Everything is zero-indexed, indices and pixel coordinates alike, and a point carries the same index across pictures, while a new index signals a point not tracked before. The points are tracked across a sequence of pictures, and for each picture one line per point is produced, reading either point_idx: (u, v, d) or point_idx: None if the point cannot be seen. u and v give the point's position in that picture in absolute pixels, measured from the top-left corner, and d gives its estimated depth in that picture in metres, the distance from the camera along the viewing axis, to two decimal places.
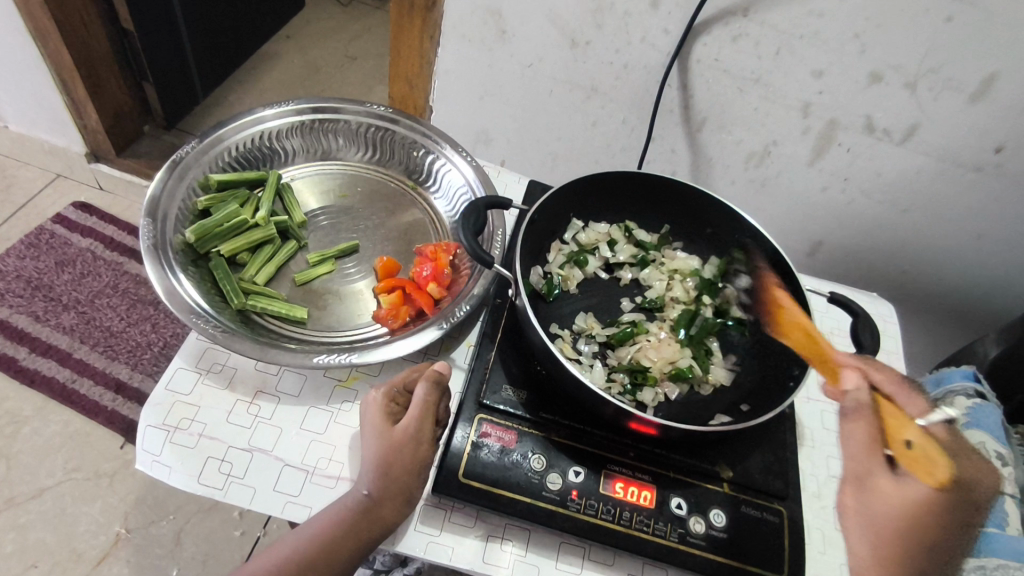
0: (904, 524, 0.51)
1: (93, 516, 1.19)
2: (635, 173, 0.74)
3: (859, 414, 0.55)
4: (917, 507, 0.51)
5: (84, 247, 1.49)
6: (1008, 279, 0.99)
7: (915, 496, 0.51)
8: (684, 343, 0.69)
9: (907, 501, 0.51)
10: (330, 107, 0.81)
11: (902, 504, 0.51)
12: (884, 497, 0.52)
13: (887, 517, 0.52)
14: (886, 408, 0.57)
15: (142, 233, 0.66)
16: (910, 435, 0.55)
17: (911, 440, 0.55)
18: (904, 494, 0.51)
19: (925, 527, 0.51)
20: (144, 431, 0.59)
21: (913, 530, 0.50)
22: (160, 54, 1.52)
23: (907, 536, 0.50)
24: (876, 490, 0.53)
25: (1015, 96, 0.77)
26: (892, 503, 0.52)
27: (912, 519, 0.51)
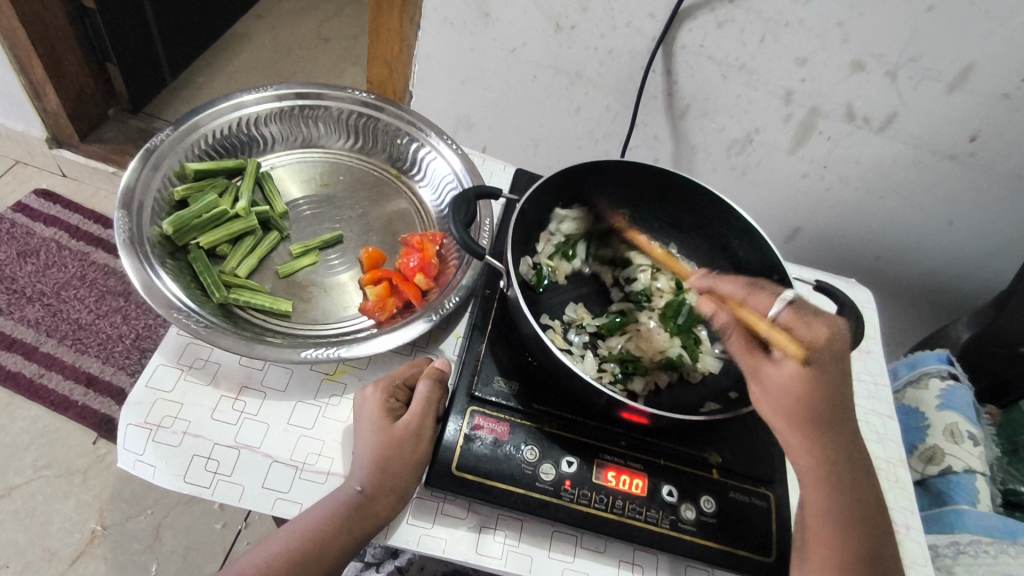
0: (804, 409, 0.56)
1: (66, 513, 1.16)
2: (625, 162, 0.74)
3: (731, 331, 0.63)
4: (800, 386, 0.56)
5: (48, 237, 1.44)
6: (978, 263, 1.02)
7: (794, 375, 0.57)
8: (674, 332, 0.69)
9: (793, 386, 0.56)
10: (313, 93, 0.79)
11: (789, 386, 0.56)
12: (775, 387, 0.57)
13: (784, 405, 0.56)
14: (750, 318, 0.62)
15: (117, 225, 0.64)
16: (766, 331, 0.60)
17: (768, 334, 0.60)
18: (788, 377, 0.57)
19: (817, 401, 0.56)
20: (125, 431, 0.58)
21: (812, 409, 0.56)
22: (123, 33, 1.45)
23: (809, 414, 0.56)
24: (767, 379, 0.58)
25: (990, 85, 0.79)
26: (783, 390, 0.56)
27: (800, 399, 0.56)
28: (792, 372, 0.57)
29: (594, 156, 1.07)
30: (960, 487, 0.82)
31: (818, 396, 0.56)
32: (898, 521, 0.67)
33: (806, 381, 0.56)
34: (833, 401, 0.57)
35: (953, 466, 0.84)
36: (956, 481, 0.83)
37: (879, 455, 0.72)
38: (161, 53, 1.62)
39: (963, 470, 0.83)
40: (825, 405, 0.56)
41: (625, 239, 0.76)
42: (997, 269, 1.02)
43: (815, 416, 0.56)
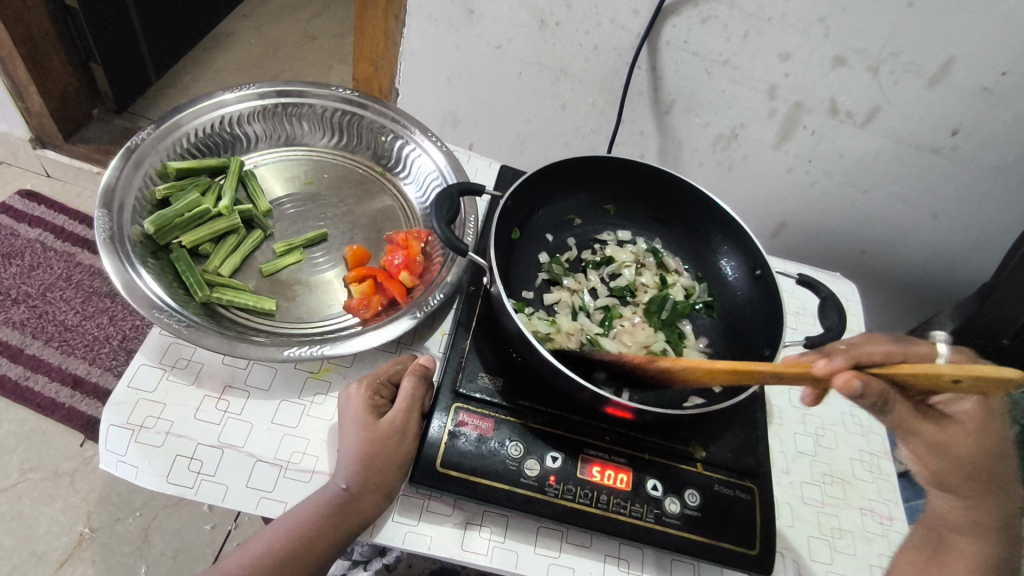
0: (982, 462, 0.56)
1: (53, 516, 1.16)
2: (605, 158, 0.74)
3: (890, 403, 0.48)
4: (987, 438, 0.56)
5: (33, 238, 1.43)
6: (961, 256, 1.03)
7: (977, 431, 0.56)
8: (658, 327, 0.70)
9: (972, 443, 0.55)
10: (294, 91, 0.78)
11: (973, 445, 0.55)
12: (962, 446, 0.55)
13: (968, 466, 0.56)
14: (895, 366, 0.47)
15: (97, 225, 0.63)
16: (948, 373, 0.43)
17: (957, 377, 0.43)
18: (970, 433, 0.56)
19: (997, 461, 0.57)
20: (106, 431, 0.57)
21: (988, 465, 0.56)
22: (106, 32, 1.44)
23: (983, 472, 0.56)
24: (953, 443, 0.54)
25: (970, 80, 0.79)
26: (964, 448, 0.55)
27: (982, 453, 0.56)
28: (975, 424, 0.56)
29: (580, 152, 1.07)
30: None
31: (997, 449, 0.56)
32: (881, 513, 0.68)
33: (986, 434, 0.56)
34: (1003, 456, 0.58)
35: None
36: None
37: (861, 446, 0.73)
38: (146, 52, 1.60)
39: None
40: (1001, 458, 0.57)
41: (603, 235, 0.77)
42: (979, 263, 1.03)
43: (988, 472, 0.56)
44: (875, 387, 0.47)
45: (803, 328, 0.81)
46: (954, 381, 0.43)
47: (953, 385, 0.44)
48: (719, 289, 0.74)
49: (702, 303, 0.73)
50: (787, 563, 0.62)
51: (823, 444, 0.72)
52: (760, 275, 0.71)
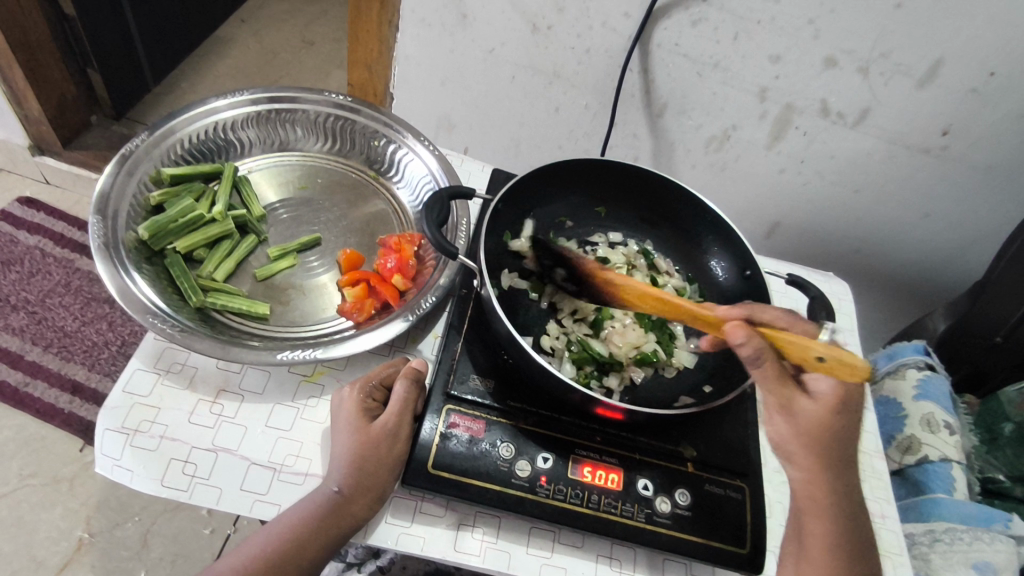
0: (829, 440, 0.55)
1: (53, 522, 1.16)
2: (595, 161, 0.75)
3: (764, 360, 0.53)
4: (840, 417, 0.55)
5: (32, 244, 1.43)
6: (954, 255, 1.03)
7: (834, 408, 0.55)
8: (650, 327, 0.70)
9: (827, 416, 0.55)
10: (286, 96, 0.79)
11: (827, 421, 0.54)
12: (813, 415, 0.55)
13: (816, 436, 0.55)
14: (779, 332, 0.54)
15: (91, 231, 0.64)
16: (819, 349, 0.53)
17: (823, 355, 0.53)
18: (826, 407, 0.55)
19: (843, 441, 0.56)
20: (101, 436, 0.58)
21: (832, 442, 0.55)
22: (103, 38, 1.45)
23: (831, 448, 0.55)
24: (804, 411, 0.55)
25: (959, 80, 0.80)
26: (818, 418, 0.55)
27: (831, 429, 0.55)
28: (834, 401, 0.55)
29: (574, 155, 1.08)
30: (936, 476, 0.84)
31: (843, 429, 0.55)
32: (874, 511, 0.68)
33: (841, 414, 0.55)
34: (851, 438, 0.56)
35: (930, 455, 0.85)
36: (932, 470, 0.84)
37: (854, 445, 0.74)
38: (144, 58, 1.61)
39: (940, 459, 0.85)
40: (849, 439, 0.56)
41: (595, 238, 0.78)
42: (972, 261, 1.03)
43: (833, 448, 0.55)
44: (757, 342, 0.53)
45: None
46: (818, 359, 0.53)
47: (816, 363, 0.54)
48: (710, 289, 0.75)
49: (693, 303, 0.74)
50: (779, 561, 0.63)
51: None
52: (750, 275, 0.72)
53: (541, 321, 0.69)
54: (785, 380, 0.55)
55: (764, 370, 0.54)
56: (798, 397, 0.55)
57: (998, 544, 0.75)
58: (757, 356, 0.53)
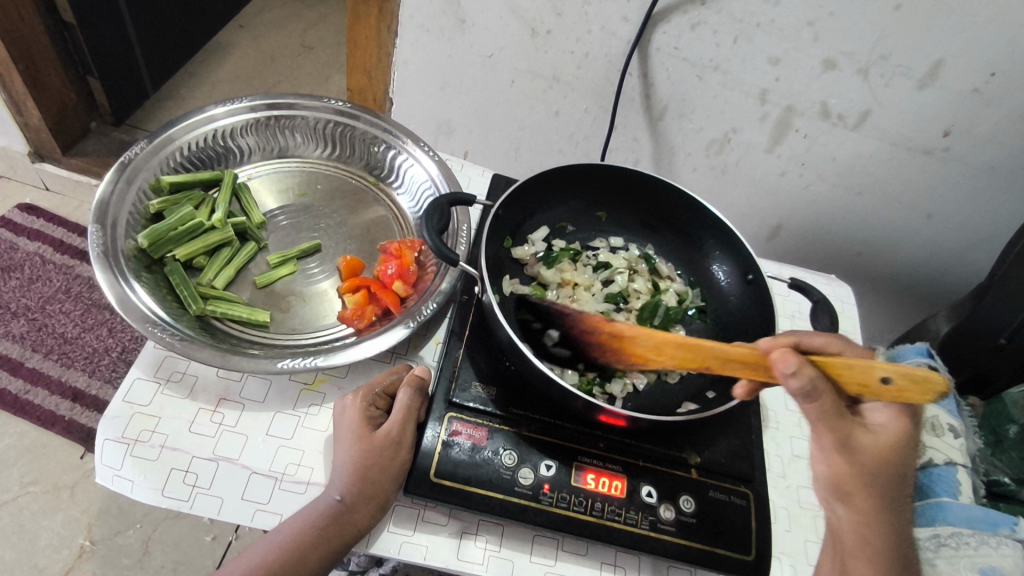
0: (884, 476, 0.54)
1: (54, 530, 1.16)
2: (595, 165, 0.75)
3: (821, 393, 0.50)
4: (897, 451, 0.54)
5: (32, 251, 1.43)
6: (956, 256, 1.03)
7: (891, 440, 0.54)
8: None
9: (886, 451, 0.54)
10: (285, 103, 0.79)
11: (884, 454, 0.54)
12: (872, 449, 0.54)
13: (871, 472, 0.54)
14: (835, 360, 0.51)
15: (91, 240, 0.64)
16: (885, 369, 0.49)
17: (889, 375, 0.49)
18: (884, 441, 0.54)
19: (897, 479, 0.55)
20: (101, 446, 0.57)
21: (889, 480, 0.54)
22: (102, 45, 1.45)
23: (884, 485, 0.55)
24: (862, 447, 0.54)
25: (960, 82, 0.79)
26: (876, 452, 0.54)
27: (889, 464, 0.55)
28: (891, 434, 0.55)
29: (574, 158, 1.07)
30: (941, 479, 0.82)
31: (900, 464, 0.55)
32: None
33: (898, 448, 0.55)
34: (904, 474, 0.56)
35: (935, 459, 0.83)
36: (937, 473, 0.82)
37: None
38: (143, 64, 1.61)
39: (945, 462, 0.83)
40: (902, 476, 0.56)
41: (596, 242, 0.77)
42: (974, 263, 1.03)
43: (888, 486, 0.55)
44: (810, 372, 0.50)
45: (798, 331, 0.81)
46: (884, 381, 0.50)
47: (881, 386, 0.50)
48: (711, 294, 0.74)
49: (694, 308, 0.73)
50: (784, 567, 0.63)
51: None
52: (752, 279, 0.71)
53: None
54: (843, 414, 0.52)
55: (821, 403, 0.51)
56: (857, 431, 0.54)
57: (1004, 548, 0.75)
58: (814, 388, 0.50)
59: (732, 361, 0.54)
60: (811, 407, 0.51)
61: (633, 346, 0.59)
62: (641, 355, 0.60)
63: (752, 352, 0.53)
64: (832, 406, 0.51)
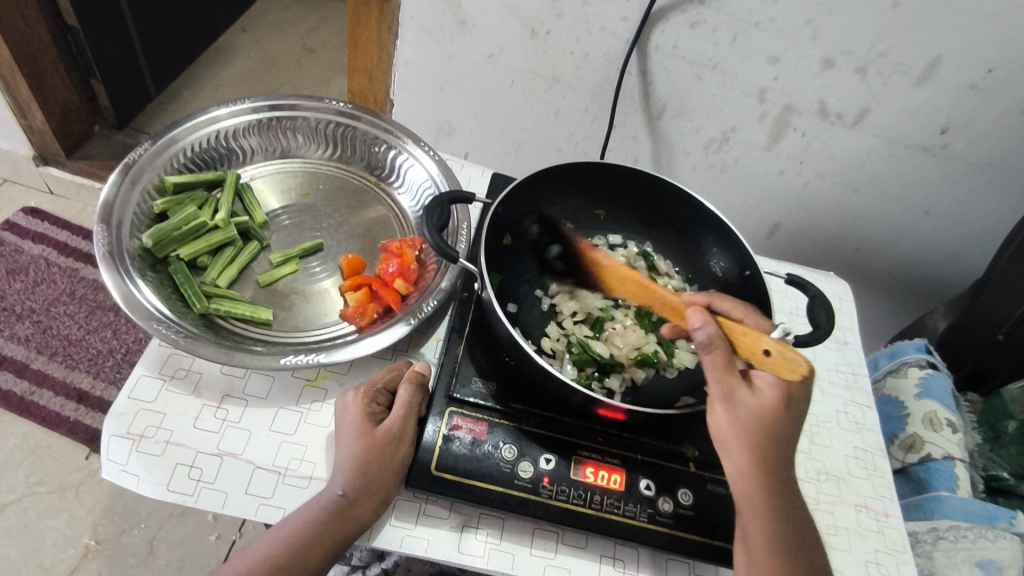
0: (766, 434, 0.55)
1: (59, 529, 1.17)
2: (594, 164, 0.76)
3: (714, 347, 0.54)
4: (777, 412, 0.56)
5: (37, 253, 1.44)
6: (955, 253, 1.03)
7: (770, 403, 0.56)
8: (652, 327, 0.70)
9: (763, 410, 0.55)
10: (286, 104, 0.80)
11: (762, 412, 0.55)
12: (752, 407, 0.55)
13: (749, 427, 0.55)
14: (733, 324, 0.55)
15: (97, 239, 0.65)
16: (766, 341, 0.53)
17: (770, 347, 0.53)
18: (764, 403, 0.56)
19: (778, 435, 0.56)
20: (107, 442, 0.58)
21: (770, 437, 0.56)
22: (106, 49, 1.46)
23: (765, 442, 0.55)
24: (742, 403, 0.55)
25: (957, 78, 0.80)
26: (756, 411, 0.55)
27: (768, 423, 0.56)
28: (770, 397, 0.56)
29: (574, 158, 1.08)
30: (940, 473, 0.83)
31: (781, 426, 0.56)
32: (877, 510, 0.68)
33: (780, 412, 0.56)
34: (789, 436, 0.57)
35: (933, 453, 0.85)
36: (936, 468, 0.84)
37: (856, 443, 0.74)
38: (146, 68, 1.63)
39: (943, 457, 0.84)
40: (786, 436, 0.57)
41: (590, 244, 0.78)
42: (972, 259, 1.03)
43: (771, 443, 0.56)
44: (711, 329, 0.54)
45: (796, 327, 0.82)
46: (766, 352, 0.53)
47: (763, 356, 0.54)
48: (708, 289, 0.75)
49: None
50: None
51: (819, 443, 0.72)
52: (749, 276, 0.72)
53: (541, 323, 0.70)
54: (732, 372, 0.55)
55: (713, 356, 0.54)
56: (737, 388, 0.55)
57: (1002, 541, 0.75)
58: (711, 342, 0.54)
59: (663, 303, 0.62)
60: (705, 359, 0.55)
61: (607, 273, 0.68)
62: (613, 284, 0.68)
63: (677, 300, 0.61)
64: (723, 360, 0.55)
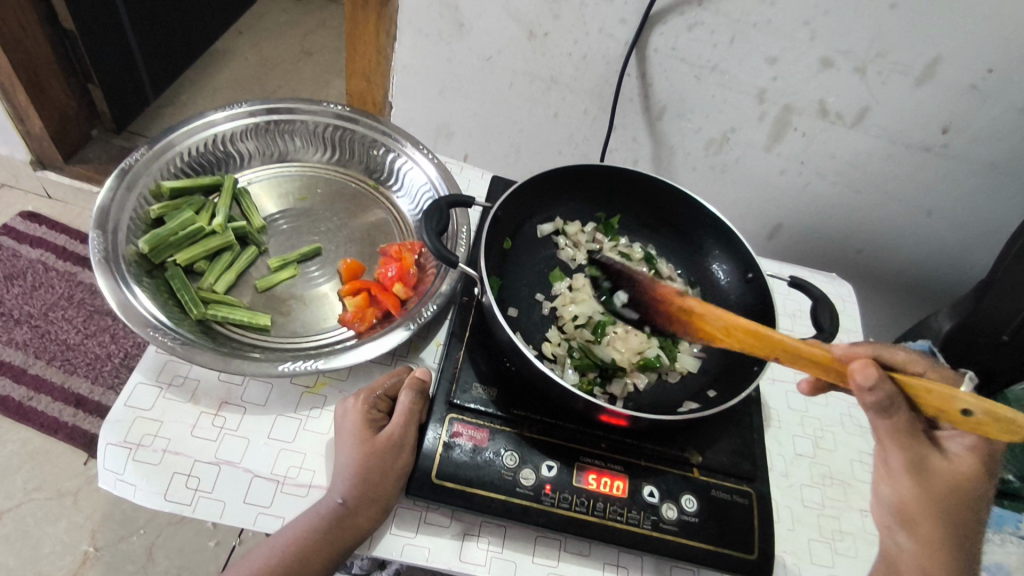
0: (953, 505, 0.53)
1: (57, 536, 1.16)
2: (593, 166, 0.75)
3: (897, 409, 0.51)
4: (971, 482, 0.53)
5: (34, 258, 1.44)
6: (957, 253, 1.03)
7: (964, 471, 0.54)
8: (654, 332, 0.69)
9: (956, 481, 0.53)
10: (284, 107, 0.79)
11: (961, 479, 0.53)
12: (944, 477, 0.53)
13: (937, 499, 0.53)
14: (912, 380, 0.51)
15: (92, 245, 0.64)
16: (968, 401, 0.48)
17: (970, 408, 0.48)
18: (958, 470, 0.54)
19: (969, 509, 0.54)
20: (104, 451, 0.58)
21: (959, 507, 0.53)
22: (104, 54, 1.46)
23: (956, 514, 0.53)
24: (934, 473, 0.53)
25: (957, 79, 0.80)
26: (944, 482, 0.53)
27: (961, 496, 0.53)
28: (966, 463, 0.54)
29: (573, 159, 1.08)
30: None
31: (973, 499, 0.54)
32: None
33: (975, 481, 0.54)
34: (977, 509, 0.54)
35: None
36: None
37: (860, 446, 0.73)
38: (143, 72, 1.62)
39: None
40: (976, 510, 0.54)
41: (586, 243, 0.76)
42: (975, 260, 1.03)
43: (956, 516, 0.53)
44: (885, 387, 0.50)
45: (799, 329, 0.81)
46: (964, 412, 0.48)
47: (962, 417, 0.49)
48: (710, 291, 0.74)
49: None
50: (787, 566, 0.62)
51: (821, 446, 0.72)
52: (753, 277, 0.71)
53: (541, 327, 0.69)
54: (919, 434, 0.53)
55: (894, 418, 0.51)
56: (932, 455, 0.53)
57: (1008, 546, 0.75)
58: (890, 405, 0.50)
59: (801, 356, 0.54)
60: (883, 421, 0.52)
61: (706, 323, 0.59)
62: (711, 334, 0.60)
63: (824, 353, 0.53)
64: (906, 423, 0.51)
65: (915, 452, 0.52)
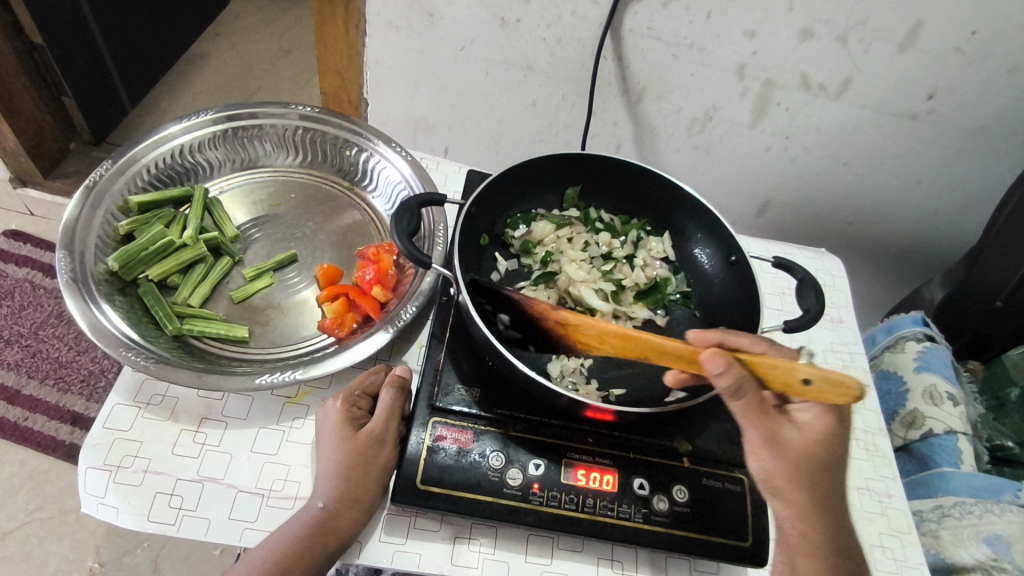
0: (815, 469, 0.54)
1: (62, 554, 1.16)
2: (563, 155, 0.74)
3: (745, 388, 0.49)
4: (825, 446, 0.54)
5: (22, 277, 1.42)
6: (948, 218, 1.01)
7: (815, 436, 0.54)
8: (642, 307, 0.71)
9: (812, 445, 0.54)
10: (248, 112, 0.78)
11: (817, 444, 0.54)
12: (797, 444, 0.53)
13: (801, 469, 0.53)
14: (758, 359, 0.50)
15: (59, 268, 0.63)
16: (803, 372, 0.49)
17: (810, 377, 0.49)
18: (810, 437, 0.54)
19: (826, 470, 0.54)
20: (85, 475, 0.57)
21: (821, 467, 0.54)
22: (75, 64, 1.44)
23: (816, 480, 0.54)
24: (787, 443, 0.53)
25: (940, 42, 0.77)
26: (804, 450, 0.53)
27: (817, 461, 0.54)
28: (817, 431, 0.54)
29: (556, 147, 1.06)
30: (942, 449, 0.82)
31: (826, 463, 0.54)
32: (879, 491, 0.67)
33: (825, 443, 0.54)
34: (834, 470, 0.55)
35: (934, 429, 0.84)
36: (938, 443, 0.83)
37: (857, 425, 0.72)
38: (119, 81, 1.59)
39: (945, 432, 0.83)
40: (829, 472, 0.54)
41: (566, 229, 0.74)
42: (967, 225, 1.01)
43: (819, 475, 0.54)
44: (737, 369, 0.49)
45: (787, 309, 0.80)
46: (806, 382, 0.49)
47: (803, 386, 0.50)
48: (694, 280, 0.73)
49: (679, 293, 0.72)
50: None
51: None
52: (736, 260, 0.70)
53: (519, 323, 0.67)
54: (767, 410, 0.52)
55: (745, 399, 0.50)
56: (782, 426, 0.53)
57: (1008, 515, 0.73)
58: (740, 383, 0.49)
59: (669, 353, 0.54)
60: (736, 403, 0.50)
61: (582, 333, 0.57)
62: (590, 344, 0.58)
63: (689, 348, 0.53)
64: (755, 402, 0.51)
65: (766, 425, 0.52)
